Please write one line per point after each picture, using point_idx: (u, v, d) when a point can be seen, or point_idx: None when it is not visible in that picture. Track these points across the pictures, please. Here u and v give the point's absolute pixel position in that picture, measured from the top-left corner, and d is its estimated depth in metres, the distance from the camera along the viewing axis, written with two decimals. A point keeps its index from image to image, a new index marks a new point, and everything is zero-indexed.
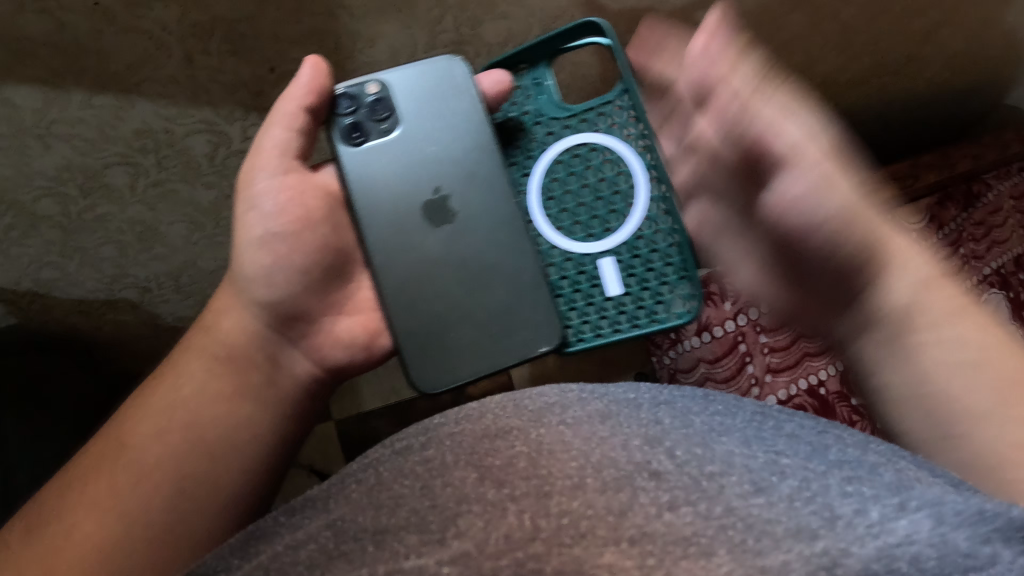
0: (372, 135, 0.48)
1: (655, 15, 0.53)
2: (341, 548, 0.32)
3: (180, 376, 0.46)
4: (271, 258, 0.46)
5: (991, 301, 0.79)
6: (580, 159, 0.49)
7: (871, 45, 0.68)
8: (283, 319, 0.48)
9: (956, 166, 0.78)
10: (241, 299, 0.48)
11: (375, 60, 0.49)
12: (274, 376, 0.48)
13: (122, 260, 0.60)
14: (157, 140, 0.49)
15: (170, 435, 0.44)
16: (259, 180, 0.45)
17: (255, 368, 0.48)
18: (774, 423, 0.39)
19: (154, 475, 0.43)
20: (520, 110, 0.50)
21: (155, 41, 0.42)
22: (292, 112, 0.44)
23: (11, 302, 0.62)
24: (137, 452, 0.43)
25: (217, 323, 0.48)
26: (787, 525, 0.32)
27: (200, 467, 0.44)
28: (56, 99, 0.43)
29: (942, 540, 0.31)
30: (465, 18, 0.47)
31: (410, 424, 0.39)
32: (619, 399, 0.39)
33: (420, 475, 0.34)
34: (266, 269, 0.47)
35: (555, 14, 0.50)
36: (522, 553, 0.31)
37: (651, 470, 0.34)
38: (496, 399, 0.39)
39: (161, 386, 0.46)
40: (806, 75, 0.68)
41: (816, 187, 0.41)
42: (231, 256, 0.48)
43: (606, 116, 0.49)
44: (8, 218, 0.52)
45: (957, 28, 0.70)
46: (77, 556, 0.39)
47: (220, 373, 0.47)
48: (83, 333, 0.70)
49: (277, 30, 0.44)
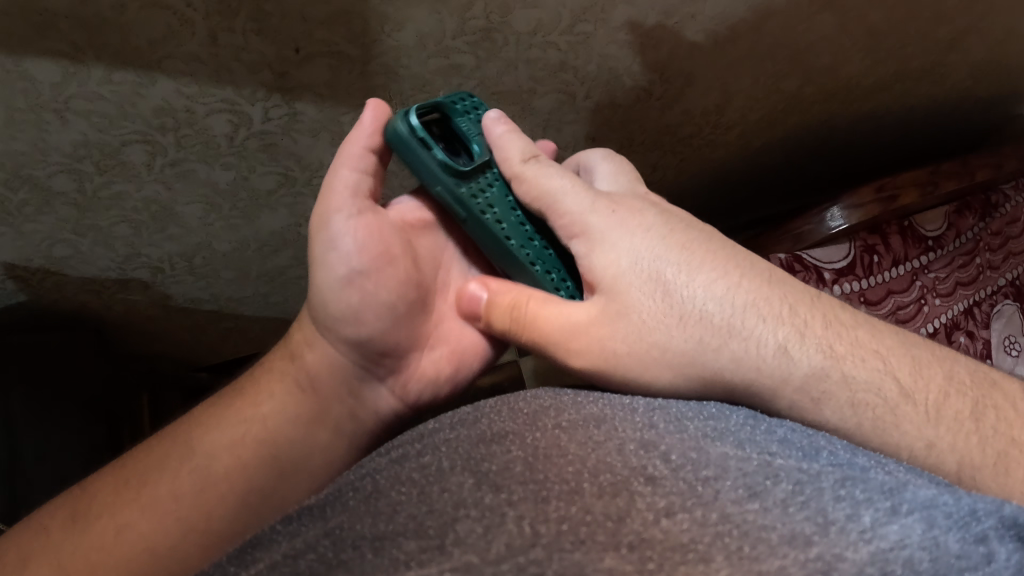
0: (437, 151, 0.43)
1: (686, 11, 0.52)
2: (341, 556, 0.31)
3: (261, 392, 0.46)
4: (362, 292, 0.42)
5: (1004, 311, 0.80)
6: (493, 188, 0.43)
7: (902, 50, 0.66)
8: (369, 356, 0.45)
9: (976, 175, 0.77)
10: (325, 333, 0.45)
11: (402, 44, 0.47)
12: (355, 410, 0.47)
13: (135, 239, 0.60)
14: (177, 119, 0.48)
15: (242, 449, 0.45)
16: (335, 222, 0.41)
17: (339, 401, 0.46)
18: (766, 425, 0.38)
19: (220, 487, 0.44)
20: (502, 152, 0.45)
21: (179, 17, 0.41)
22: (359, 154, 0.41)
23: (22, 279, 0.61)
24: (206, 462, 0.44)
25: (301, 353, 0.46)
26: (782, 532, 0.31)
27: (263, 484, 0.45)
28: (76, 74, 0.42)
29: (934, 543, 0.31)
30: (496, 4, 0.46)
31: (404, 432, 0.39)
32: (614, 403, 0.39)
33: (417, 482, 0.34)
34: (351, 307, 0.42)
35: (587, 5, 0.48)
36: (523, 558, 0.30)
37: (647, 475, 0.33)
38: (491, 403, 0.40)
39: (237, 402, 0.47)
40: (833, 76, 0.67)
41: (641, 373, 0.41)
42: (309, 290, 0.43)
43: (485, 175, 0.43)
44: (23, 194, 0.51)
45: (986, 36, 0.69)
46: (131, 553, 0.41)
47: (294, 400, 0.46)
48: (92, 313, 0.68)
49: (306, 10, 0.42)
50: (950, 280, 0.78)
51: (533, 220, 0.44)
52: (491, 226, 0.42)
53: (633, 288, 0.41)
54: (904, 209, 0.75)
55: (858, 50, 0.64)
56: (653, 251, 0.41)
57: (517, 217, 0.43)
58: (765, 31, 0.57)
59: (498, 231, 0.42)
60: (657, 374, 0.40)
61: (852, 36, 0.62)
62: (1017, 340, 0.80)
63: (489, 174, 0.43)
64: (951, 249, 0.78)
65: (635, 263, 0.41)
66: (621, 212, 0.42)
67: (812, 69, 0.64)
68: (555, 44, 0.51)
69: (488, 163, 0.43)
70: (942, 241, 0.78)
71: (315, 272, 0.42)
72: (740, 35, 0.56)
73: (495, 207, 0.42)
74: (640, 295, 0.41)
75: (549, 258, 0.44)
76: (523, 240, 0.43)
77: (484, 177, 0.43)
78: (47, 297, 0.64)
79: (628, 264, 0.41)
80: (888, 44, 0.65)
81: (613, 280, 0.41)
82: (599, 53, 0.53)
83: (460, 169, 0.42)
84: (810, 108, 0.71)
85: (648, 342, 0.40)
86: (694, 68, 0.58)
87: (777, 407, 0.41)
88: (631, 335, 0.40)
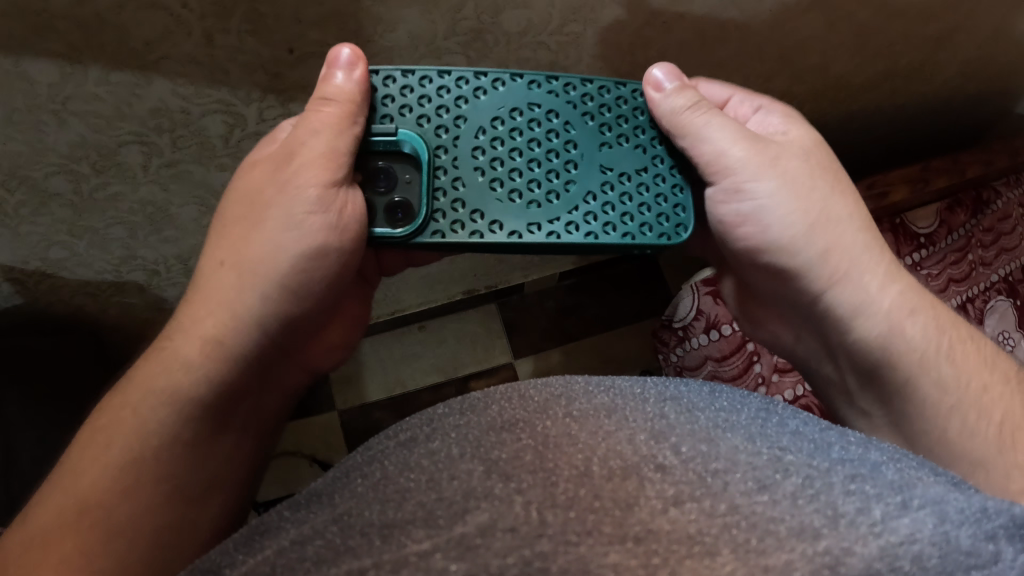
0: (387, 194, 0.45)
1: (674, 11, 0.52)
2: (348, 543, 0.31)
3: (145, 422, 0.42)
4: (313, 269, 0.45)
5: (997, 307, 0.81)
6: (463, 181, 0.45)
7: (887, 50, 0.67)
8: (289, 331, 0.47)
9: (966, 172, 0.79)
10: (228, 320, 0.44)
11: (394, 44, 0.48)
12: (260, 400, 0.48)
13: (131, 241, 0.62)
14: (173, 119, 0.49)
15: (143, 482, 0.41)
16: (308, 193, 0.43)
17: (245, 398, 0.46)
18: (778, 418, 0.39)
19: (125, 533, 0.40)
20: (435, 126, 0.45)
21: (175, 18, 0.40)
22: (330, 126, 0.43)
23: (19, 281, 0.63)
24: (107, 508, 0.40)
25: (187, 349, 0.43)
26: (790, 523, 0.31)
27: (175, 516, 0.42)
28: (73, 73, 0.42)
29: (945, 538, 0.32)
30: (486, 7, 0.46)
31: (412, 414, 0.39)
32: (625, 392, 0.39)
33: (426, 469, 0.34)
34: (278, 291, 0.45)
35: (576, 6, 0.49)
36: (528, 551, 0.30)
37: (658, 463, 0.33)
38: (500, 390, 0.39)
39: (132, 425, 0.42)
40: (821, 76, 0.68)
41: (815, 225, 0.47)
42: (237, 245, 0.45)
43: (444, 171, 0.45)
44: (20, 194, 0.52)
45: (972, 35, 0.69)
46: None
47: (193, 415, 0.43)
48: (89, 315, 0.72)
49: (299, 13, 0.42)
50: (942, 277, 0.79)
51: (516, 186, 0.45)
52: (490, 233, 0.44)
53: (785, 164, 0.47)
54: (894, 206, 0.76)
55: (846, 49, 0.65)
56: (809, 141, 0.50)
57: (501, 199, 0.45)
58: (755, 31, 0.57)
59: (501, 232, 0.44)
60: (819, 221, 0.47)
61: (841, 36, 0.63)
62: (1010, 335, 0.80)
63: (440, 181, 0.45)
64: (944, 246, 0.78)
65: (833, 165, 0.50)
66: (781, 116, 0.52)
67: (800, 68, 0.66)
68: (545, 44, 0.52)
69: (433, 162, 0.45)
70: (934, 238, 0.78)
71: (281, 235, 0.44)
72: (728, 34, 0.57)
73: (479, 208, 0.45)
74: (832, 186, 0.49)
75: (644, 177, 0.47)
76: (526, 213, 0.45)
77: (441, 193, 0.45)
78: (43, 298, 0.66)
79: (809, 146, 0.49)
80: (875, 44, 0.65)
81: (832, 168, 0.49)
82: (589, 53, 0.55)
83: (416, 226, 0.44)
84: (799, 107, 0.74)
85: (823, 221, 0.47)
86: (683, 66, 0.59)
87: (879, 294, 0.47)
88: (769, 195, 0.47)
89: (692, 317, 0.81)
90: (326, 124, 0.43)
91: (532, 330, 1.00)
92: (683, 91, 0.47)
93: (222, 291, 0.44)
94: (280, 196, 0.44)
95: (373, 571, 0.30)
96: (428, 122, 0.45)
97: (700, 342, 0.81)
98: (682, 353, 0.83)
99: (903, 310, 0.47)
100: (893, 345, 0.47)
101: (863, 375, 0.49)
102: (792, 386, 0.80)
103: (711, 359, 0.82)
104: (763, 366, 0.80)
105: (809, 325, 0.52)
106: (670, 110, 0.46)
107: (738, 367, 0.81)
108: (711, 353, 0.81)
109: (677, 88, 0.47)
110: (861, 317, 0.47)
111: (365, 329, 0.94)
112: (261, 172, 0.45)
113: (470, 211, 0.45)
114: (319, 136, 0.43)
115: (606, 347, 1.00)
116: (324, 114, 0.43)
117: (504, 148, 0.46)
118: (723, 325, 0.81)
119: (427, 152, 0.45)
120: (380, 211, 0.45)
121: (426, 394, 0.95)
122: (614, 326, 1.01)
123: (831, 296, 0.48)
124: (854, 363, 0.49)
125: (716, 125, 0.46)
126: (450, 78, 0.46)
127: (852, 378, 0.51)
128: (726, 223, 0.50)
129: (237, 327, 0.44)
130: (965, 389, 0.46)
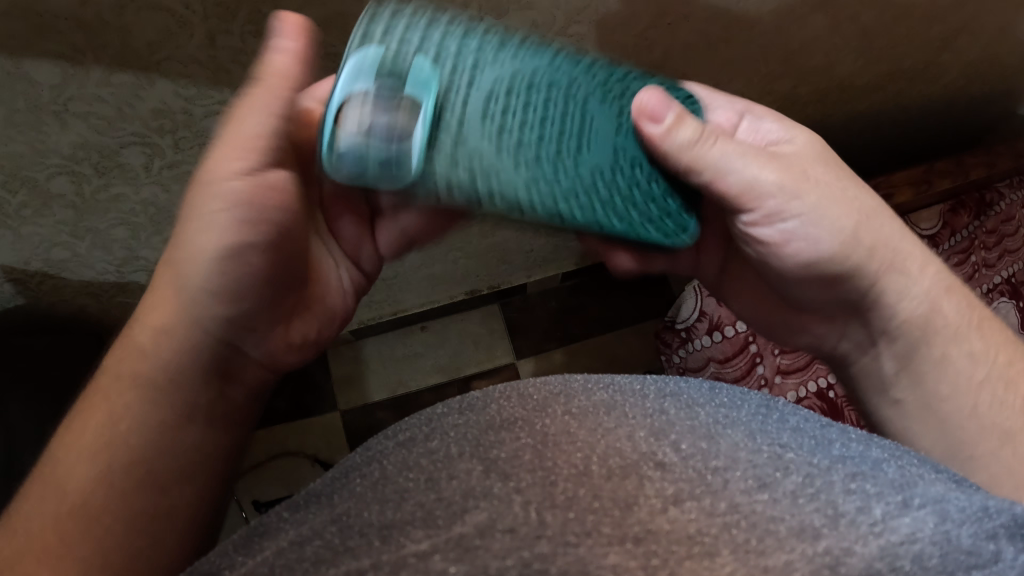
0: (383, 132, 0.40)
1: (679, 12, 0.51)
2: (347, 543, 0.31)
3: (113, 411, 0.42)
4: (237, 271, 0.43)
5: (1000, 309, 0.81)
6: (470, 145, 0.42)
7: (892, 51, 0.66)
8: (242, 325, 0.47)
9: (969, 174, 0.79)
10: (175, 305, 0.44)
11: None
12: (224, 389, 0.48)
13: (133, 242, 0.61)
14: (175, 120, 0.48)
15: (111, 475, 0.41)
16: (230, 185, 0.41)
17: (208, 382, 0.46)
18: (779, 415, 0.38)
19: (104, 518, 0.39)
20: (454, 69, 0.42)
21: (178, 19, 0.40)
22: (269, 101, 0.40)
23: (20, 282, 0.63)
24: (78, 498, 0.40)
25: (138, 336, 0.45)
26: (790, 523, 0.31)
27: (149, 501, 0.41)
28: (75, 74, 0.42)
29: (945, 537, 0.32)
30: (490, 6, 0.46)
31: (412, 414, 0.38)
32: (624, 389, 0.38)
33: (425, 468, 0.34)
34: (219, 279, 0.43)
35: (580, 6, 0.48)
36: (528, 553, 0.30)
37: (657, 460, 0.33)
38: (499, 388, 0.39)
39: (98, 415, 0.42)
40: (826, 77, 0.68)
41: (839, 226, 0.48)
42: (177, 235, 0.44)
43: (452, 124, 0.41)
44: (21, 195, 0.52)
45: (977, 37, 0.69)
46: None
47: (160, 400, 0.44)
48: (91, 316, 0.72)
49: (301, 13, 0.42)
50: None
51: (524, 147, 0.43)
52: (496, 196, 0.42)
53: (806, 176, 0.48)
54: (898, 208, 0.76)
55: (851, 50, 0.64)
56: (809, 141, 0.51)
57: (507, 161, 0.42)
58: (759, 33, 0.57)
59: (501, 202, 0.42)
60: (845, 215, 0.48)
61: (845, 37, 0.62)
62: None
63: (445, 129, 0.41)
64: (946, 248, 0.79)
65: (835, 158, 0.51)
66: (772, 118, 0.52)
67: (805, 69, 0.65)
68: None
69: (439, 112, 0.41)
70: (937, 240, 0.78)
71: (207, 220, 0.42)
72: (732, 35, 0.56)
73: (478, 168, 0.42)
74: (841, 180, 0.49)
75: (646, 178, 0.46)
76: (530, 179, 0.43)
77: (446, 140, 0.41)
78: (45, 298, 0.66)
79: (807, 145, 0.50)
80: (880, 45, 0.65)
81: (836, 161, 0.50)
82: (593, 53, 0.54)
83: (416, 176, 0.40)
84: (803, 109, 0.73)
85: (844, 214, 0.48)
86: (687, 67, 0.59)
87: (916, 287, 0.48)
88: (797, 208, 0.47)
89: (695, 319, 0.81)
90: (258, 98, 0.41)
91: (534, 330, 1.00)
92: (685, 122, 0.44)
93: (166, 284, 0.45)
94: (204, 179, 0.42)
95: (372, 571, 0.30)
96: (444, 61, 0.42)
97: (704, 343, 0.81)
98: (685, 355, 0.83)
99: (929, 295, 0.48)
100: (934, 322, 0.48)
101: (901, 359, 0.49)
102: (793, 388, 0.81)
103: (713, 360, 0.82)
104: (765, 367, 0.81)
105: (849, 315, 0.52)
106: (680, 145, 0.44)
107: (740, 369, 0.82)
108: (713, 355, 0.81)
109: (677, 120, 0.44)
110: (908, 299, 0.48)
111: (367, 330, 0.93)
112: (189, 184, 0.44)
113: (469, 179, 0.41)
114: (253, 116, 0.41)
115: (608, 348, 1.00)
116: (256, 96, 0.41)
117: (518, 108, 0.43)
118: (726, 327, 0.81)
119: (438, 96, 0.41)
120: (381, 155, 0.40)
121: (428, 394, 0.95)
122: (616, 326, 1.01)
123: (880, 289, 0.49)
124: (898, 350, 0.50)
125: (731, 155, 0.45)
126: (477, 30, 0.43)
127: (890, 362, 0.50)
128: (760, 239, 0.50)
129: (174, 313, 0.44)
130: (993, 362, 0.46)
